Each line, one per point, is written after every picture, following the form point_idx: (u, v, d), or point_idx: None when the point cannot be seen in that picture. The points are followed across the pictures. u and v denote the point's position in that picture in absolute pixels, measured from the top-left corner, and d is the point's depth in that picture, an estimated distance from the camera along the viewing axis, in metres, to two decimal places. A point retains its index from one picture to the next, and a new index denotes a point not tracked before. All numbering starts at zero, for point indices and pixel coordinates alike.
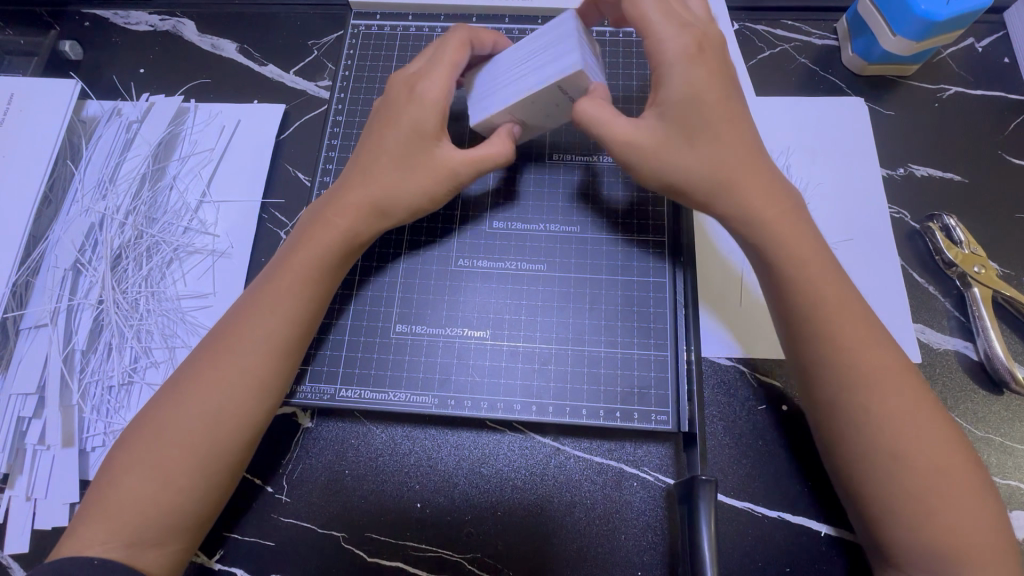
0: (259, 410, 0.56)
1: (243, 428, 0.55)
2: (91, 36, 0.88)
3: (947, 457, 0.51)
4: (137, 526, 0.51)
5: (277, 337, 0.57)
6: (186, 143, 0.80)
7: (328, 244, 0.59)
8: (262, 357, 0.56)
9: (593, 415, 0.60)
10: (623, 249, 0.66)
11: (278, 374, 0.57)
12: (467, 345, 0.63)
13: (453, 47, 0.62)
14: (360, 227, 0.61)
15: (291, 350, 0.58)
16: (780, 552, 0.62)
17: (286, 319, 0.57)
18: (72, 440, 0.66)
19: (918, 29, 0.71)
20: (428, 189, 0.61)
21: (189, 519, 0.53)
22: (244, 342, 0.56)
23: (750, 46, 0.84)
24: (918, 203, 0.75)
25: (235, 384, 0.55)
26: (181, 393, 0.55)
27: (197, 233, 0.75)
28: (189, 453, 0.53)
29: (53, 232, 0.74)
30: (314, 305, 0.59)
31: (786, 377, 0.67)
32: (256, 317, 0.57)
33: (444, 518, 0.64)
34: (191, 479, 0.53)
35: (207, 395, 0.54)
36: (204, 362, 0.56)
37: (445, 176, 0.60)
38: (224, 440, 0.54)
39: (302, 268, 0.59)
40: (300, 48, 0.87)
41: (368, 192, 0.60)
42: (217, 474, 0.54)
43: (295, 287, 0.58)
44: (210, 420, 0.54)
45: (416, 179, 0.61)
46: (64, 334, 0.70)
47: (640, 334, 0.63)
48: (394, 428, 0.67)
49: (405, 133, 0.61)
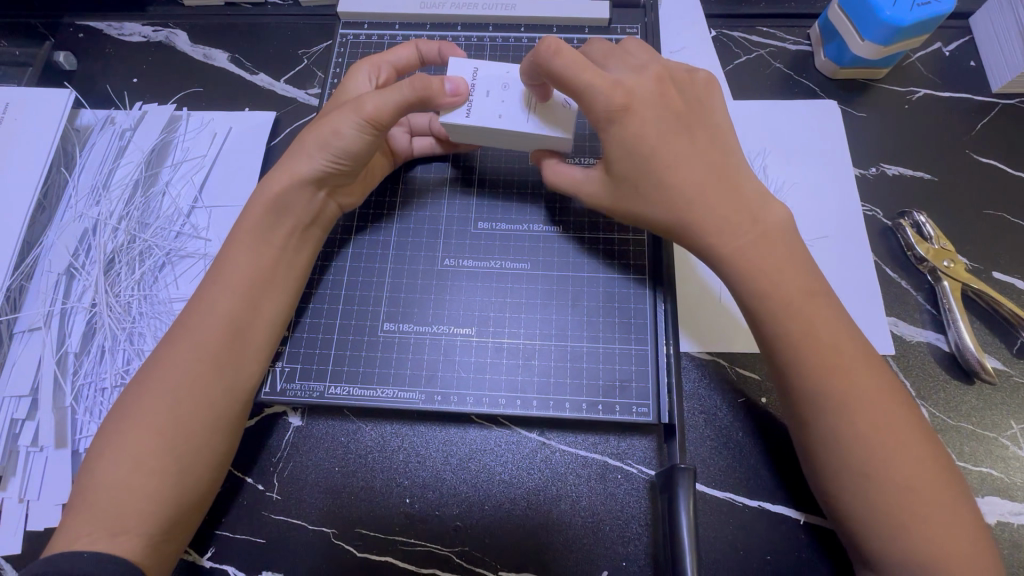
0: (225, 391, 0.58)
1: (209, 408, 0.57)
2: (86, 47, 0.90)
3: (903, 434, 0.54)
4: (117, 514, 0.52)
5: (232, 316, 0.59)
6: (178, 150, 0.82)
7: (262, 214, 0.62)
8: (219, 336, 0.58)
9: (576, 409, 0.62)
10: (605, 248, 0.68)
11: (241, 354, 0.59)
12: (453, 341, 0.65)
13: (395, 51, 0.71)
14: (285, 185, 0.62)
15: (246, 329, 0.60)
16: (761, 541, 0.63)
17: (243, 301, 0.60)
18: (66, 440, 0.67)
19: (884, 34, 0.74)
20: (335, 128, 0.61)
21: (167, 507, 0.54)
22: (197, 320, 0.59)
23: (727, 52, 0.87)
24: (890, 201, 0.77)
25: (194, 364, 0.57)
26: (147, 377, 0.57)
27: (189, 238, 0.77)
28: (161, 438, 0.54)
29: (47, 238, 0.76)
30: (264, 281, 0.61)
31: (765, 370, 0.69)
32: (208, 297, 0.59)
33: (432, 513, 0.65)
34: (165, 465, 0.54)
35: (170, 376, 0.56)
36: (166, 349, 0.58)
37: (349, 114, 0.61)
38: (196, 424, 0.56)
39: (244, 244, 0.61)
40: (290, 58, 0.89)
41: (294, 150, 0.63)
42: (192, 460, 0.55)
43: (243, 264, 0.61)
44: (172, 400, 0.56)
45: (327, 125, 0.62)
46: (57, 338, 0.71)
47: (621, 329, 0.64)
48: (384, 425, 0.69)
49: (336, 105, 0.67)
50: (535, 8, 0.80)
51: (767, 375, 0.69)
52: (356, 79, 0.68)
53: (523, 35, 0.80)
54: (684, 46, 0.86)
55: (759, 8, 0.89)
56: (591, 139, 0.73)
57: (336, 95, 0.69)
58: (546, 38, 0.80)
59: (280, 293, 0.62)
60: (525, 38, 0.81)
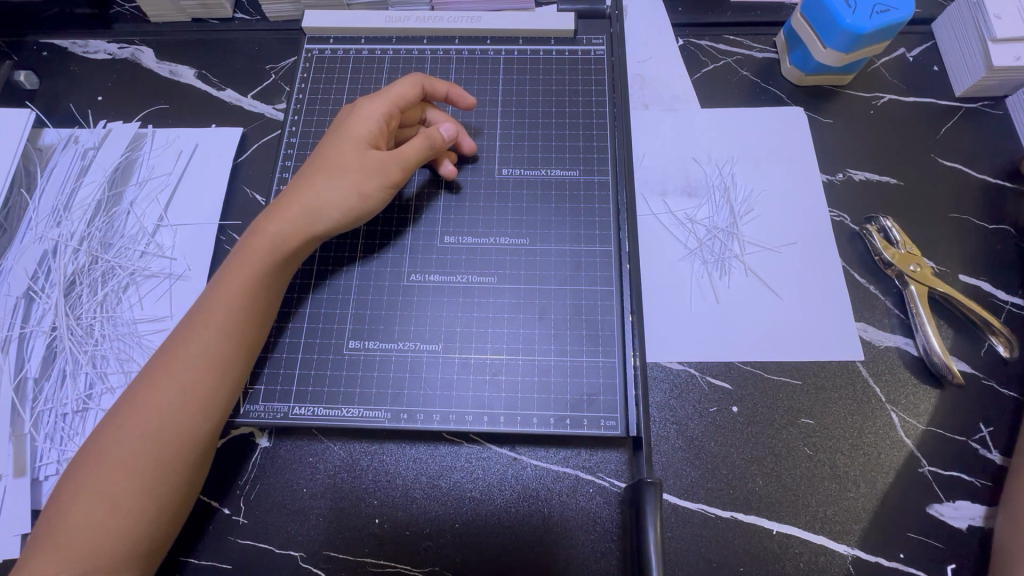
0: (200, 429, 0.57)
1: (189, 446, 0.56)
2: (49, 65, 0.89)
3: None
4: (88, 554, 0.52)
5: (217, 355, 0.58)
6: (143, 168, 0.81)
7: (260, 258, 0.60)
8: (203, 375, 0.57)
9: (543, 423, 0.61)
10: (572, 260, 0.67)
11: (220, 393, 0.58)
12: (420, 358, 0.64)
13: (403, 84, 0.66)
14: (290, 233, 0.60)
15: (230, 367, 0.59)
16: (734, 552, 0.63)
17: (226, 340, 0.58)
18: (24, 469, 0.65)
19: (846, 42, 0.74)
20: (361, 189, 0.62)
21: (141, 544, 0.55)
22: (182, 361, 0.57)
23: (694, 61, 0.87)
24: (857, 206, 0.78)
25: (178, 405, 0.56)
26: (123, 417, 0.56)
27: (153, 257, 0.76)
28: (133, 477, 0.54)
29: (6, 261, 0.74)
30: (252, 317, 0.60)
31: (735, 379, 0.69)
32: (194, 336, 0.58)
33: (403, 532, 0.64)
34: (139, 502, 0.54)
35: (148, 415, 0.55)
36: (145, 390, 0.57)
37: (377, 178, 0.62)
38: (170, 461, 0.56)
39: (238, 285, 0.59)
40: (257, 73, 0.88)
41: (304, 198, 0.61)
42: (164, 496, 0.56)
43: (231, 303, 0.59)
44: (153, 441, 0.55)
45: (349, 181, 0.61)
46: (16, 363, 0.69)
47: (588, 342, 0.64)
48: (352, 444, 0.68)
49: (342, 143, 0.63)
50: (500, 20, 0.80)
51: (738, 385, 0.69)
52: (368, 118, 0.64)
53: (489, 48, 0.80)
54: (651, 56, 0.87)
55: (725, 17, 0.89)
56: (556, 150, 0.73)
57: (340, 126, 0.65)
58: (512, 50, 0.80)
59: (262, 324, 0.62)
60: (491, 50, 0.81)
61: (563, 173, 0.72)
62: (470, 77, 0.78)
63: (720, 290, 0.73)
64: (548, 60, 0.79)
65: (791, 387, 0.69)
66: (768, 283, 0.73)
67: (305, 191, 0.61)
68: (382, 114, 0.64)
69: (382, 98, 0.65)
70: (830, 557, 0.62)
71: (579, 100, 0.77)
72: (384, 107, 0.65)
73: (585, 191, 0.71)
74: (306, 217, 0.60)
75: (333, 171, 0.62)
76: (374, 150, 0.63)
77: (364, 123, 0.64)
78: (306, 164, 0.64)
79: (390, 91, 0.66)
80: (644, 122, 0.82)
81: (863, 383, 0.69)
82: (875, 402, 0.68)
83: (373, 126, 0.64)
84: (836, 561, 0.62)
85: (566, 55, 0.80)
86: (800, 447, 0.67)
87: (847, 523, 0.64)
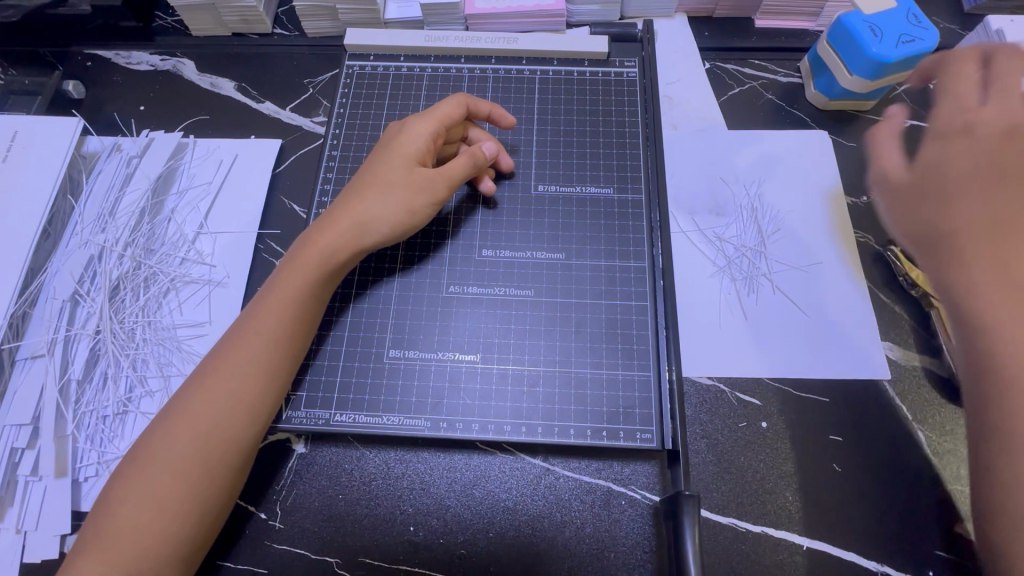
0: (246, 434, 0.58)
1: (235, 452, 0.58)
2: (93, 75, 0.92)
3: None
4: (132, 558, 0.53)
5: (265, 362, 0.59)
6: (185, 177, 0.83)
7: (310, 268, 0.61)
8: (251, 382, 0.59)
9: (580, 435, 0.62)
10: (607, 275, 0.69)
11: (266, 399, 0.59)
12: (459, 368, 0.65)
13: (450, 104, 0.69)
14: (340, 245, 0.62)
15: (276, 374, 0.60)
16: (765, 565, 0.64)
17: (275, 348, 0.60)
18: (66, 470, 0.66)
19: (871, 69, 0.77)
20: (408, 204, 0.64)
21: (183, 548, 0.56)
22: (231, 366, 0.59)
23: (720, 84, 0.90)
24: (881, 228, 0.80)
25: (227, 410, 0.58)
26: (173, 420, 0.57)
27: (194, 264, 0.77)
28: (181, 480, 0.55)
29: (52, 264, 0.76)
30: (300, 325, 0.62)
31: (764, 396, 0.71)
32: (245, 343, 0.60)
33: (436, 541, 0.65)
34: (184, 506, 0.55)
35: (198, 419, 0.57)
36: (195, 394, 0.58)
37: (424, 194, 0.65)
38: (216, 464, 0.57)
39: (287, 294, 0.61)
40: (296, 87, 0.91)
41: (355, 212, 0.63)
42: (208, 501, 0.57)
43: (280, 311, 0.60)
44: (201, 445, 0.56)
45: (398, 197, 0.64)
46: (60, 365, 0.71)
47: (624, 355, 0.65)
48: (387, 452, 0.69)
49: (392, 159, 0.65)
50: (536, 42, 0.83)
51: (766, 400, 0.70)
52: (417, 136, 0.66)
53: (524, 68, 0.83)
54: (678, 79, 0.90)
55: (750, 42, 0.92)
56: (590, 168, 0.76)
57: (389, 144, 0.67)
58: (546, 70, 0.83)
59: (308, 332, 0.63)
60: (527, 70, 0.83)
61: (597, 190, 0.74)
62: (506, 95, 0.81)
63: (750, 306, 0.74)
64: (582, 81, 0.82)
65: (819, 404, 0.70)
66: (795, 302, 0.75)
67: (355, 206, 0.63)
68: (430, 133, 0.67)
69: (430, 117, 0.68)
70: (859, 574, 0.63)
71: (612, 120, 0.79)
72: (432, 125, 0.67)
73: (619, 209, 0.73)
74: (356, 230, 0.63)
75: (382, 186, 0.64)
76: (422, 167, 0.65)
77: (413, 141, 0.66)
78: (356, 179, 0.67)
79: (438, 110, 0.68)
80: (672, 142, 0.85)
81: (890, 402, 0.70)
82: (901, 421, 0.69)
83: (422, 143, 0.66)
84: None
85: (599, 76, 0.82)
86: (829, 464, 0.68)
87: (875, 539, 0.65)
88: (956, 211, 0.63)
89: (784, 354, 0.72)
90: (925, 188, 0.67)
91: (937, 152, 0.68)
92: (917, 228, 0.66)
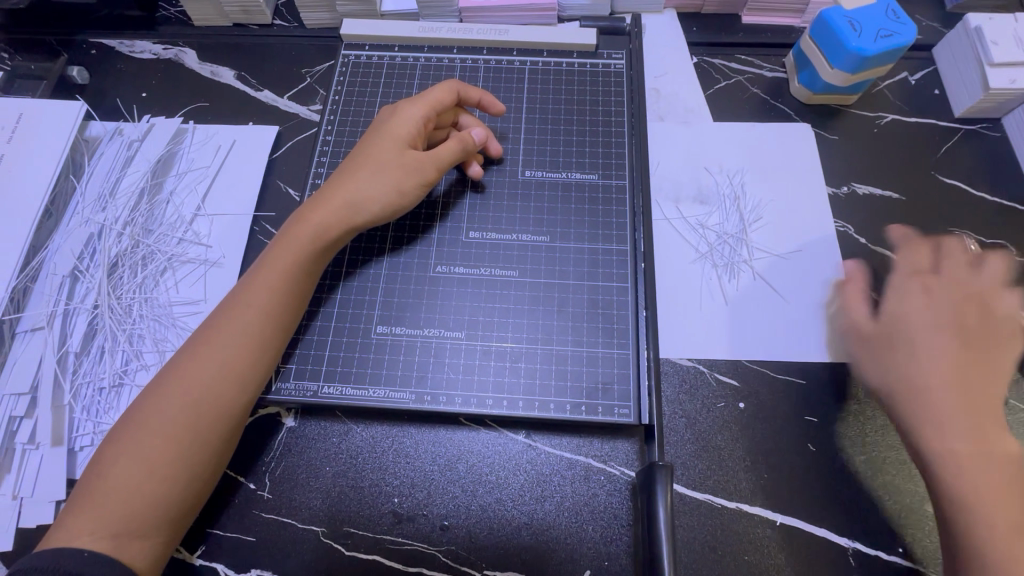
0: (236, 401, 0.60)
1: (224, 419, 0.60)
2: (97, 63, 0.94)
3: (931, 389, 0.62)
4: (122, 517, 0.55)
5: (257, 333, 0.62)
6: (183, 161, 0.85)
7: (302, 243, 0.64)
8: (242, 351, 0.61)
9: (560, 409, 0.64)
10: (589, 258, 0.71)
11: (257, 369, 0.62)
12: (444, 344, 0.67)
13: (440, 89, 0.71)
14: (331, 223, 0.64)
15: (267, 345, 0.62)
16: (739, 541, 0.65)
17: (266, 320, 0.62)
18: (62, 439, 0.68)
19: (851, 63, 0.79)
20: (399, 185, 0.66)
21: (171, 510, 0.58)
22: (224, 336, 0.61)
23: (707, 77, 0.92)
24: (861, 218, 0.82)
25: (217, 378, 0.60)
26: (165, 386, 0.59)
27: (190, 244, 0.80)
28: (171, 443, 0.57)
29: (53, 242, 0.79)
30: (291, 299, 0.64)
31: (742, 378, 0.72)
32: (237, 314, 0.62)
33: (420, 512, 0.67)
34: (174, 469, 0.57)
35: (190, 385, 0.59)
36: (187, 363, 0.60)
37: (414, 175, 0.67)
38: (206, 430, 0.59)
39: (279, 268, 0.63)
40: (294, 76, 0.94)
41: (347, 190, 0.65)
42: (197, 465, 0.59)
43: (272, 284, 0.63)
44: (192, 411, 0.58)
45: (389, 178, 0.66)
46: (59, 338, 0.73)
47: (604, 334, 0.67)
48: (374, 427, 0.71)
49: (383, 141, 0.67)
50: (527, 33, 0.85)
51: (745, 382, 0.72)
52: (408, 120, 0.69)
53: (515, 59, 0.85)
54: (666, 72, 0.92)
55: (737, 38, 0.95)
56: (576, 156, 0.78)
57: (381, 127, 0.69)
58: (536, 61, 0.85)
59: (298, 306, 0.65)
60: (517, 60, 0.86)
61: (582, 176, 0.76)
62: (496, 85, 0.83)
63: (730, 292, 0.76)
64: (571, 72, 0.84)
65: (796, 386, 0.72)
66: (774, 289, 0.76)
67: (347, 185, 0.65)
68: (420, 116, 0.69)
69: (421, 102, 0.70)
70: (831, 550, 0.65)
71: (599, 109, 0.81)
72: (424, 109, 0.70)
73: (603, 194, 0.75)
74: (347, 208, 0.65)
75: (373, 166, 0.66)
76: (412, 150, 0.68)
77: (404, 124, 0.68)
78: (348, 160, 0.69)
79: (429, 95, 0.70)
80: (658, 133, 0.87)
81: None
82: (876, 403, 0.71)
83: (413, 126, 0.68)
84: (838, 554, 0.64)
85: (587, 68, 0.85)
86: (804, 444, 0.69)
87: (848, 517, 0.66)
88: (919, 359, 0.64)
89: (761, 337, 0.74)
90: (891, 340, 0.67)
91: (900, 309, 0.68)
92: (888, 382, 0.65)
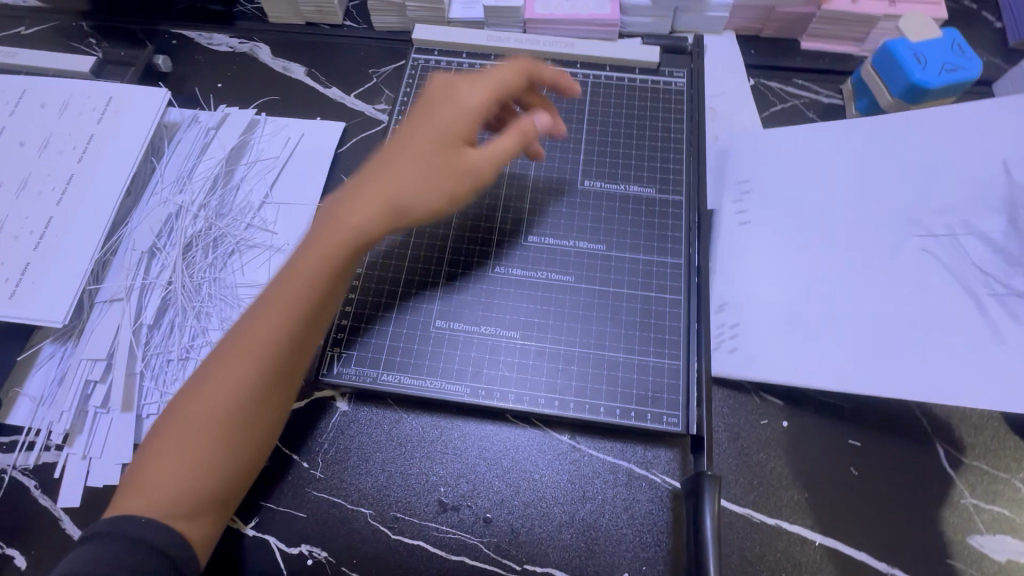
0: (277, 391, 0.61)
1: (264, 407, 0.60)
2: (178, 53, 1.00)
3: None
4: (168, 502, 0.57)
5: (297, 325, 0.61)
6: (255, 150, 0.90)
7: (350, 241, 0.63)
8: (278, 343, 0.60)
9: (609, 413, 0.66)
10: (644, 269, 0.73)
11: (296, 359, 0.62)
12: (499, 342, 0.70)
13: (506, 73, 0.72)
14: (380, 220, 0.65)
15: (305, 337, 0.62)
16: (777, 557, 0.66)
17: (305, 311, 0.62)
18: (131, 405, 0.72)
19: (912, 95, 0.80)
20: (456, 184, 0.67)
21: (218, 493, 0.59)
22: (259, 330, 0.60)
23: (763, 100, 0.94)
24: None
25: (257, 369, 0.60)
26: (203, 381, 0.60)
27: (258, 230, 0.84)
28: (213, 437, 0.58)
29: (132, 219, 0.83)
30: (332, 289, 0.63)
31: (787, 397, 0.73)
32: (273, 309, 0.61)
33: (464, 503, 0.69)
34: (217, 458, 0.58)
35: (230, 380, 0.59)
36: (223, 359, 0.60)
37: (469, 173, 0.67)
38: (247, 420, 0.60)
39: (320, 260, 0.63)
40: (361, 76, 0.97)
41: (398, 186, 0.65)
42: (240, 453, 0.60)
43: (313, 274, 0.62)
44: (232, 403, 0.59)
45: (443, 176, 0.66)
46: (134, 309, 0.77)
47: (655, 344, 0.69)
48: (424, 417, 0.73)
49: (439, 134, 0.67)
50: (591, 48, 0.88)
51: (789, 401, 0.73)
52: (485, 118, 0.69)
53: (578, 71, 0.88)
54: (723, 92, 0.94)
55: (795, 62, 0.96)
56: (634, 169, 0.80)
57: (436, 114, 0.69)
58: (599, 75, 0.88)
59: (340, 294, 0.65)
60: (580, 73, 0.88)
61: (640, 189, 0.78)
62: (559, 95, 0.86)
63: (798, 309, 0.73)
64: (632, 87, 0.87)
65: (840, 409, 0.73)
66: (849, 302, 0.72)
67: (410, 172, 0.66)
68: (477, 104, 0.69)
69: (483, 90, 0.70)
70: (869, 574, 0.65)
71: (659, 125, 0.83)
72: (484, 95, 0.69)
73: (659, 208, 0.77)
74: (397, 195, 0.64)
75: (425, 165, 0.66)
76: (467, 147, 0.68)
77: (462, 118, 0.68)
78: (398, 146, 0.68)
79: (489, 78, 0.71)
80: (713, 152, 0.88)
81: (911, 413, 0.72)
82: (921, 432, 0.71)
83: (470, 119, 0.68)
84: None
85: (649, 84, 0.87)
86: (846, 467, 0.70)
87: (888, 543, 0.66)
88: None
89: None
90: None
91: None
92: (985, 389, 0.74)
